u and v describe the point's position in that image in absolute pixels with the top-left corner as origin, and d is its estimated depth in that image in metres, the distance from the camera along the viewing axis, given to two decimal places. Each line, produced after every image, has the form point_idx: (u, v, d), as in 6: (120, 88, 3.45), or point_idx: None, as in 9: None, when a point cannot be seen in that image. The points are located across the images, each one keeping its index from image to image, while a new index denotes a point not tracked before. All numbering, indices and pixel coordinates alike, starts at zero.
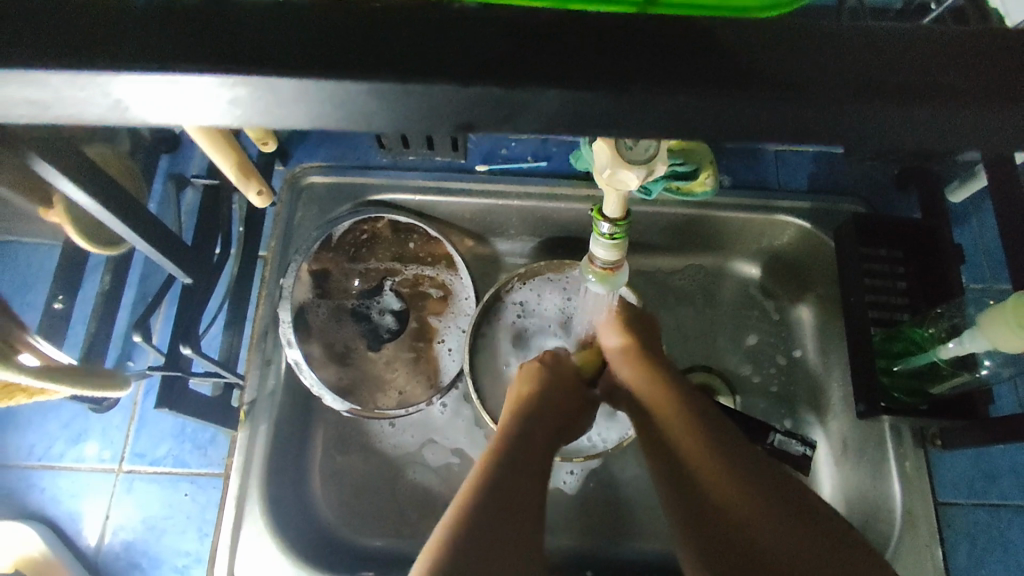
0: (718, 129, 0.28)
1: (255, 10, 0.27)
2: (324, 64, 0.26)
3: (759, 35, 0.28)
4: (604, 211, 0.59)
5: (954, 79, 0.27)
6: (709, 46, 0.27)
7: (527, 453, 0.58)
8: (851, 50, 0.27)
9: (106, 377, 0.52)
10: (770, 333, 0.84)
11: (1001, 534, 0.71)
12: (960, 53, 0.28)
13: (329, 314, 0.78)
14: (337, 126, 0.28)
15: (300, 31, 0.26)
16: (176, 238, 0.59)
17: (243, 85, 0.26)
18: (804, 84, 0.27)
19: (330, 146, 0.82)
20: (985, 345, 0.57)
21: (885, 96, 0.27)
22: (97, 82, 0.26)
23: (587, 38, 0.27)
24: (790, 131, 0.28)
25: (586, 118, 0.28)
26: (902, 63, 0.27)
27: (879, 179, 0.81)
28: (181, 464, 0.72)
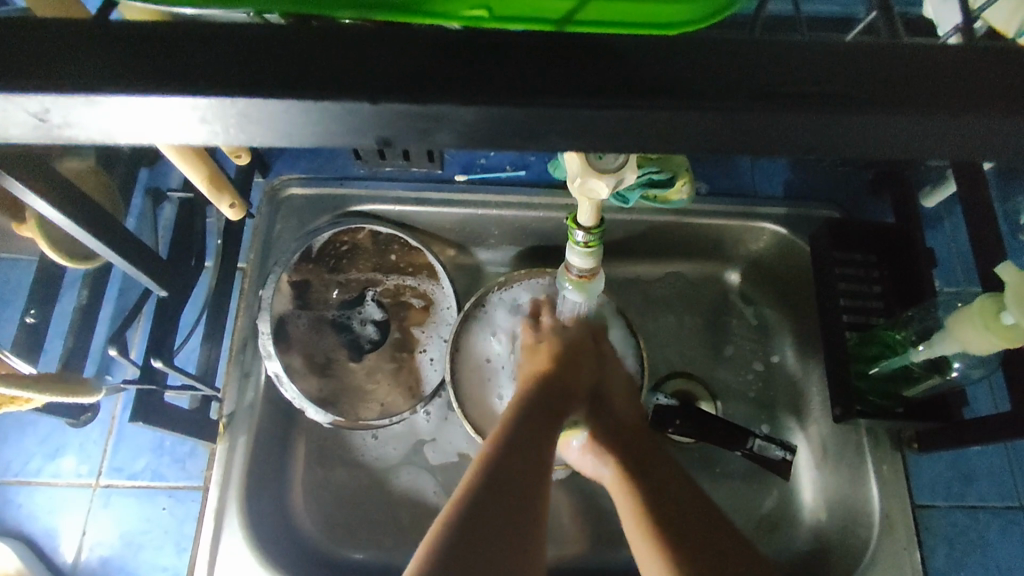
0: (666, 136, 0.28)
1: (207, 26, 0.27)
2: (270, 81, 0.26)
3: (709, 46, 0.28)
4: (578, 220, 0.59)
5: (900, 86, 0.27)
6: (655, 56, 0.28)
7: (525, 454, 0.58)
8: (798, 59, 0.28)
9: (76, 391, 0.51)
10: (750, 338, 0.85)
11: (979, 536, 0.71)
12: (902, 60, 0.28)
13: (309, 325, 0.78)
14: (286, 141, 0.29)
15: (248, 45, 0.27)
16: (151, 251, 0.59)
17: (197, 105, 0.26)
18: (745, 91, 0.27)
19: (310, 157, 0.83)
20: (954, 347, 0.57)
21: (830, 104, 0.27)
22: (31, 101, 0.26)
23: (534, 49, 0.28)
24: (742, 138, 0.28)
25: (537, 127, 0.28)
26: (848, 70, 0.28)
27: (854, 185, 0.82)
28: (159, 477, 0.71)
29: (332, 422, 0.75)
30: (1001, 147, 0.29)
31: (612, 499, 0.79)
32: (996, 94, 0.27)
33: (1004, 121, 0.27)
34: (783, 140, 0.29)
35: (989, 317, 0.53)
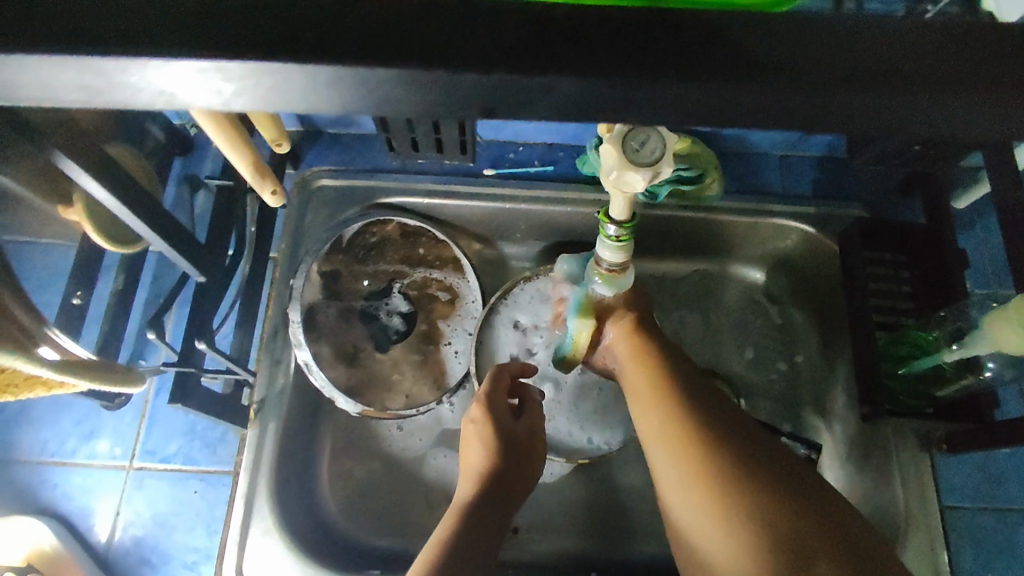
0: (719, 120, 0.29)
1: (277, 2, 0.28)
2: (320, 51, 0.27)
3: (771, 33, 0.28)
4: (610, 215, 0.60)
5: (957, 82, 0.28)
6: (712, 39, 0.28)
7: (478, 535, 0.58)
8: (861, 48, 0.28)
9: (122, 372, 0.53)
10: (775, 337, 0.85)
11: (1006, 537, 0.71)
12: (960, 45, 0.28)
13: (338, 315, 0.79)
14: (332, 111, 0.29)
15: (315, 22, 0.27)
16: (192, 237, 0.60)
17: (243, 70, 0.27)
18: (801, 69, 0.27)
19: (341, 149, 0.84)
20: (989, 347, 0.57)
21: (887, 83, 0.27)
22: (102, 65, 0.27)
23: (591, 29, 0.28)
24: (801, 121, 0.28)
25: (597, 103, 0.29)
26: (905, 64, 0.28)
27: (885, 184, 0.81)
28: (190, 461, 0.72)
29: (360, 413, 0.76)
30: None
31: (634, 494, 0.79)
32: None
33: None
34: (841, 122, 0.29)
35: None
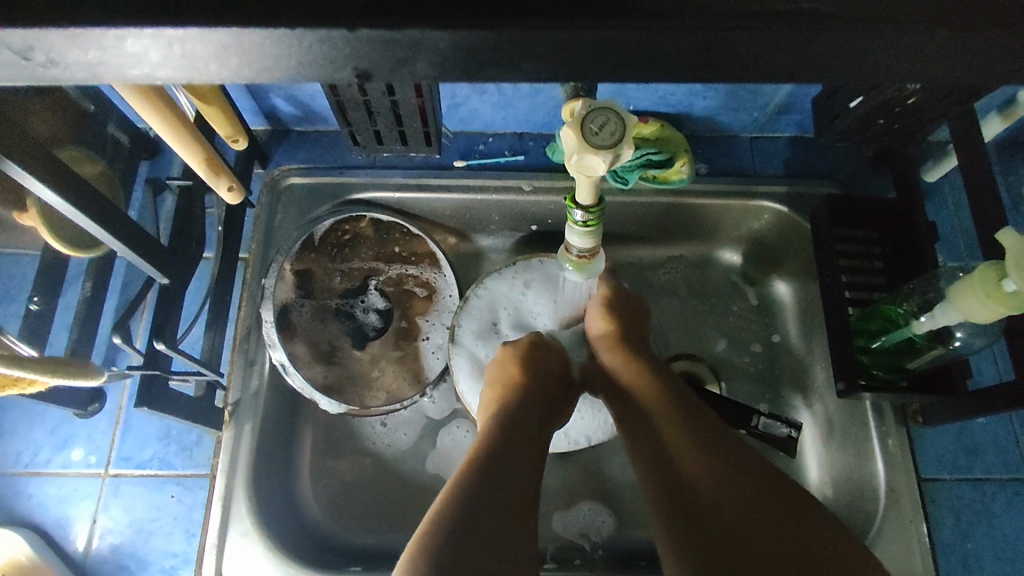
0: (641, 58, 0.32)
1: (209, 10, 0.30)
2: (231, 17, 0.29)
3: (677, 11, 0.31)
4: (577, 200, 0.60)
5: (847, 21, 0.31)
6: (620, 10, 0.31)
7: (512, 448, 0.59)
8: (751, 12, 0.31)
9: (82, 369, 0.53)
10: (752, 319, 0.85)
11: (985, 508, 0.71)
12: (848, 16, 0.31)
13: (313, 313, 0.78)
14: (254, 73, 0.32)
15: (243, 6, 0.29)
16: (151, 238, 0.60)
17: (146, 35, 0.29)
18: (701, 26, 0.31)
19: (309, 148, 0.83)
20: (956, 317, 0.57)
21: (786, 19, 0.31)
22: (15, 37, 0.29)
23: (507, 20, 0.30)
24: (713, 65, 0.32)
25: (518, 60, 0.32)
26: (798, 8, 0.31)
27: (855, 160, 0.81)
28: (167, 466, 0.72)
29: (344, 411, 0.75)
30: (933, 60, 0.32)
31: (617, 482, 0.79)
32: (932, 18, 0.31)
33: (937, 31, 0.31)
34: (753, 60, 0.32)
35: (990, 285, 0.53)
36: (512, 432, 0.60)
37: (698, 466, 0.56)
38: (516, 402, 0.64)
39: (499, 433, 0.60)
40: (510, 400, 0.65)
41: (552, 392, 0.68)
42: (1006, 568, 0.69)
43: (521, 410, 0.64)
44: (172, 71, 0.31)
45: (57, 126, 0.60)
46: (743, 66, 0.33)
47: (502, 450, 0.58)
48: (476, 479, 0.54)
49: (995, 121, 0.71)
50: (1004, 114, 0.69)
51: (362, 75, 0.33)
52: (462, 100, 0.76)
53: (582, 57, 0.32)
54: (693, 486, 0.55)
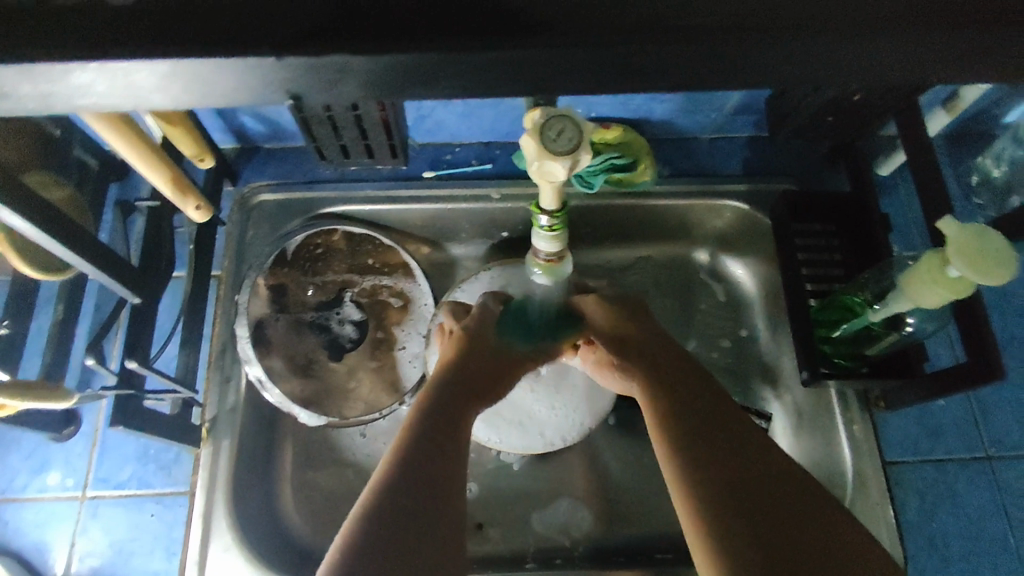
0: (581, 71, 0.34)
1: (167, 40, 0.31)
2: (166, 47, 0.31)
3: (611, 27, 0.33)
4: (542, 205, 0.62)
5: (769, 29, 0.33)
6: (554, 31, 0.33)
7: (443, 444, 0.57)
8: (676, 25, 0.33)
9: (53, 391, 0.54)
10: (721, 315, 0.86)
11: (948, 487, 0.73)
12: (766, 28, 0.33)
13: (288, 327, 0.79)
14: (198, 99, 0.34)
15: (192, 36, 0.32)
16: (120, 259, 0.60)
17: (90, 70, 0.31)
18: (626, 41, 0.33)
19: (277, 164, 0.84)
20: (908, 304, 0.59)
21: (709, 32, 0.33)
22: None
23: (448, 42, 0.32)
24: (645, 72, 0.35)
25: (464, 75, 0.34)
26: (720, 21, 0.33)
27: (812, 156, 0.84)
28: (145, 485, 0.72)
29: (326, 424, 0.77)
30: (852, 63, 0.35)
31: (596, 480, 0.80)
32: (845, 29, 0.33)
33: (849, 39, 0.33)
34: (684, 67, 0.34)
35: (935, 270, 0.55)
36: (444, 424, 0.59)
37: (707, 457, 0.55)
38: (450, 391, 0.63)
39: (429, 427, 0.58)
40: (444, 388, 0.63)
41: (493, 378, 0.66)
42: (970, 545, 0.71)
43: (452, 400, 0.62)
44: (117, 100, 0.33)
45: (22, 152, 0.61)
46: (677, 76, 0.35)
47: (432, 447, 0.56)
48: (402, 483, 0.53)
49: (939, 114, 0.74)
50: (946, 109, 0.72)
51: (316, 95, 0.35)
52: (428, 112, 0.77)
53: (524, 73, 0.34)
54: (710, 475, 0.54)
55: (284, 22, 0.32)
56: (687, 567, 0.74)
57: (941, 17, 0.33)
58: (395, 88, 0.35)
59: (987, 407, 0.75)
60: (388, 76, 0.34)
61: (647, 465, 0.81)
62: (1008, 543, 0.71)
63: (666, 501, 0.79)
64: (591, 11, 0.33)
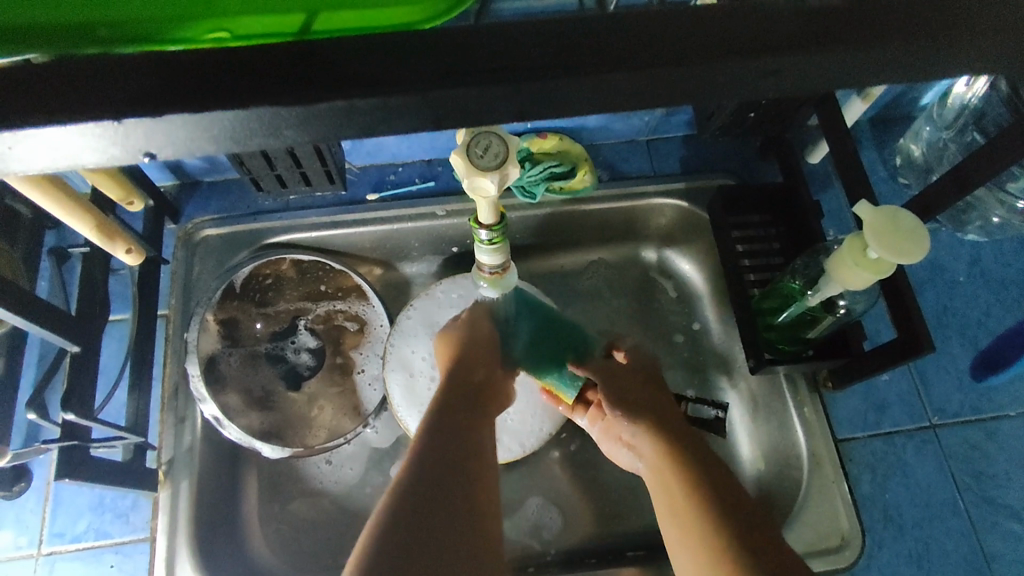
0: (478, 111, 0.34)
1: (44, 105, 0.31)
2: (32, 111, 0.31)
3: (504, 56, 0.33)
4: (480, 220, 0.63)
5: (658, 60, 0.34)
6: (445, 67, 0.33)
7: (460, 454, 0.57)
8: (568, 51, 0.34)
9: None
10: (675, 311, 0.87)
11: (897, 458, 0.76)
12: (655, 56, 0.34)
13: (241, 361, 0.78)
14: (58, 166, 0.33)
15: (57, 102, 0.31)
16: (54, 309, 0.60)
17: None
18: (516, 70, 0.33)
19: (220, 197, 0.84)
20: (837, 288, 0.62)
21: (599, 54, 0.34)
22: None
23: (346, 75, 0.33)
24: (540, 101, 0.34)
25: (359, 113, 0.33)
26: (610, 42, 0.34)
27: (744, 151, 0.87)
28: (103, 535, 0.71)
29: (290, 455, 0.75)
30: (749, 79, 0.35)
31: (564, 483, 0.81)
32: (729, 46, 0.34)
33: (737, 57, 0.34)
34: (583, 102, 0.35)
35: (858, 254, 0.58)
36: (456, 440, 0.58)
37: (714, 482, 0.57)
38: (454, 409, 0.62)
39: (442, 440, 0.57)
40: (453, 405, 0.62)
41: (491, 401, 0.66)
42: (923, 512, 0.74)
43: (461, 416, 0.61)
44: None
45: None
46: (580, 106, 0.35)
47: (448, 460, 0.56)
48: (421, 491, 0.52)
49: (856, 102, 0.77)
50: (862, 97, 0.76)
51: None
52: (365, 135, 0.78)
53: (415, 112, 0.34)
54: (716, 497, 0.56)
55: (152, 74, 0.32)
56: (657, 563, 0.75)
57: (824, 29, 0.34)
58: (279, 126, 0.33)
59: (927, 377, 0.78)
60: (263, 134, 0.33)
61: (612, 465, 0.82)
62: (957, 507, 0.74)
63: (632, 499, 0.80)
64: (481, 50, 0.33)
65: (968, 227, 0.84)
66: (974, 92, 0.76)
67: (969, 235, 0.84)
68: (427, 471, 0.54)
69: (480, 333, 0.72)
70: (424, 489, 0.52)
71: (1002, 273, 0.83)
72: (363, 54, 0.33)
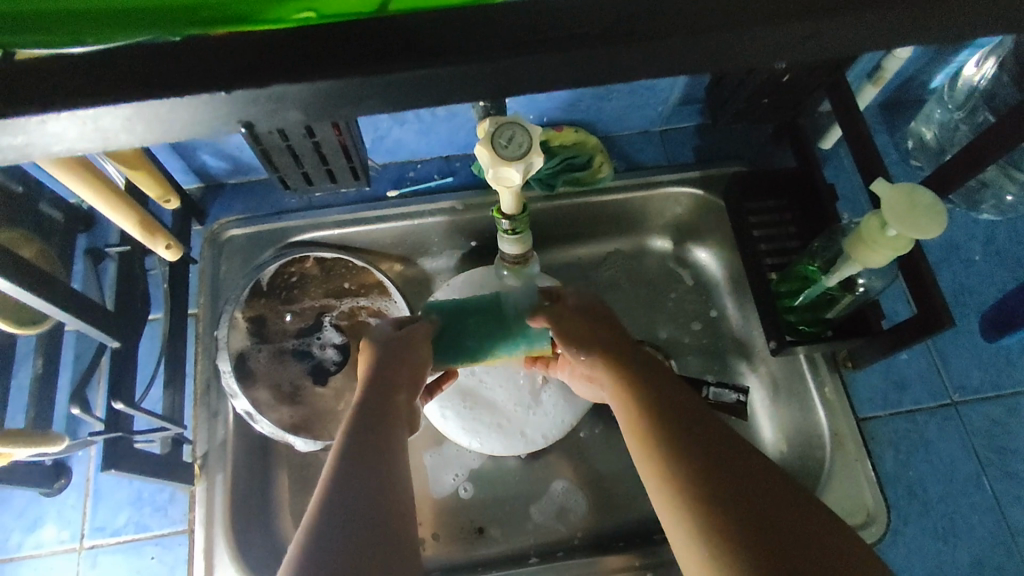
0: (519, 79, 0.38)
1: (150, 84, 0.35)
2: (145, 86, 0.35)
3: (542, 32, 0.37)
4: (503, 210, 0.65)
5: (684, 28, 0.37)
6: (490, 32, 0.37)
7: (385, 445, 0.50)
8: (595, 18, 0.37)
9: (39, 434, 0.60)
10: (693, 298, 0.89)
11: (919, 435, 0.76)
12: (677, 24, 0.37)
13: (271, 356, 0.80)
14: (168, 138, 0.37)
15: (161, 80, 0.35)
16: (95, 304, 0.61)
17: (66, 117, 0.34)
18: (553, 36, 0.37)
19: (245, 198, 0.86)
20: (857, 266, 0.63)
21: (628, 31, 0.37)
22: None
23: (403, 49, 0.36)
24: (575, 67, 0.38)
25: (423, 83, 0.37)
26: (635, 17, 0.37)
27: (757, 138, 0.88)
28: (142, 528, 0.73)
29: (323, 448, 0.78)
30: (765, 45, 0.38)
31: (589, 470, 0.82)
32: (744, 20, 0.37)
33: (754, 25, 0.37)
34: (610, 70, 0.39)
35: (876, 232, 0.59)
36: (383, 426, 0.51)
37: (681, 431, 0.50)
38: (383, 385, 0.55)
39: (367, 428, 0.51)
40: (383, 383, 0.55)
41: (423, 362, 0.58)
42: (947, 489, 0.75)
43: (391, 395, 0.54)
44: (93, 145, 0.36)
45: None
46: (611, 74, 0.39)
47: (372, 452, 0.49)
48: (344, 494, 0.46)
49: (867, 88, 0.79)
50: (873, 81, 0.77)
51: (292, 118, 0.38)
52: (385, 132, 0.80)
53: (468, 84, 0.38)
54: (685, 448, 0.48)
55: (240, 56, 0.36)
56: None
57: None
58: (350, 99, 0.37)
59: (946, 355, 0.79)
60: (343, 101, 0.37)
61: None
62: (980, 482, 0.75)
63: None
64: (519, 29, 0.37)
65: (982, 206, 0.85)
66: (982, 74, 0.79)
67: (983, 215, 0.85)
68: (348, 493, 0.46)
69: (396, 345, 0.58)
70: (350, 490, 0.46)
71: (1019, 251, 0.83)
72: (414, 30, 0.37)
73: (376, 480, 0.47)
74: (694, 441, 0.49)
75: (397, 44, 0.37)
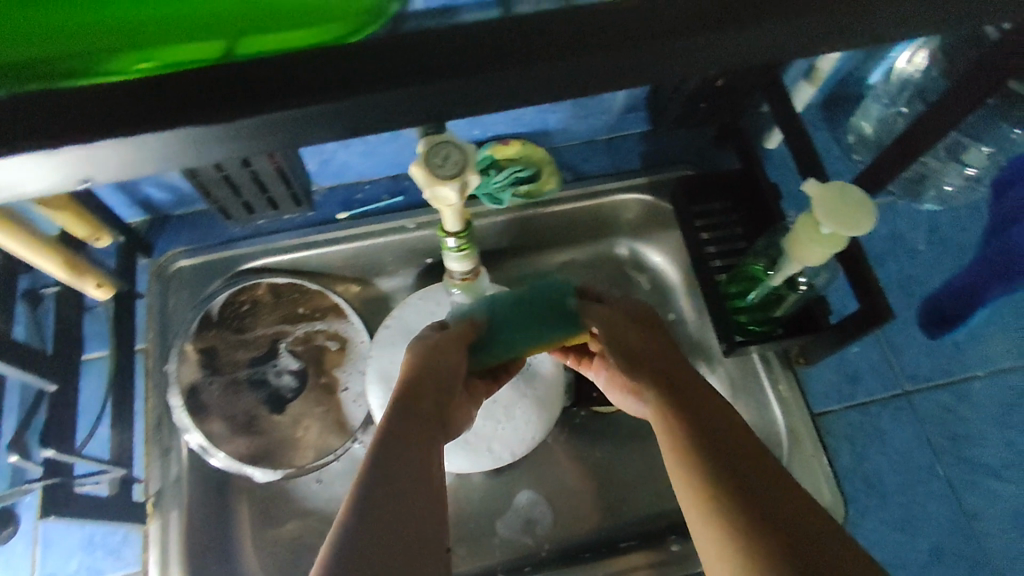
0: (431, 106, 0.38)
1: (34, 137, 0.35)
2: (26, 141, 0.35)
3: (447, 59, 0.37)
4: (446, 228, 0.65)
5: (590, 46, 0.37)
6: (396, 60, 0.37)
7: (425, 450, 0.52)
8: (501, 42, 0.38)
9: None
10: (649, 302, 0.89)
11: (873, 427, 0.78)
12: (581, 44, 0.37)
13: (223, 388, 0.78)
14: (60, 186, 0.37)
15: (48, 130, 0.35)
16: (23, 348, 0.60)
17: None
18: (459, 65, 0.37)
19: (190, 230, 0.84)
20: (797, 265, 0.64)
21: (532, 55, 0.37)
22: None
23: (306, 82, 0.37)
24: (486, 92, 0.38)
25: (334, 116, 0.37)
26: (539, 39, 0.38)
27: (701, 142, 0.89)
28: (95, 572, 0.71)
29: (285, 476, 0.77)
30: (674, 57, 0.38)
31: (555, 481, 0.82)
32: (649, 35, 0.37)
33: (659, 40, 0.37)
34: (522, 90, 0.39)
35: (812, 230, 0.59)
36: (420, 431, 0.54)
37: (714, 450, 0.53)
38: (420, 390, 0.57)
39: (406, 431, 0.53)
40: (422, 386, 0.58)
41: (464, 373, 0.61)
42: (902, 479, 0.76)
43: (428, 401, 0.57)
44: None
45: None
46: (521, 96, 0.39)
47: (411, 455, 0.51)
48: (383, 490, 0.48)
49: (804, 87, 0.80)
50: (808, 80, 0.79)
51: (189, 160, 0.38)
52: (330, 155, 0.80)
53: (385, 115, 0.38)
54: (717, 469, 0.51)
55: (129, 105, 0.36)
56: (649, 550, 0.76)
57: (737, 11, 0.38)
58: (255, 137, 0.38)
59: (896, 345, 0.81)
60: (241, 141, 0.37)
61: (599, 459, 0.83)
62: (934, 468, 0.76)
63: (620, 490, 0.81)
64: (424, 57, 0.37)
65: (923, 197, 0.87)
66: (915, 66, 0.82)
67: (925, 205, 0.87)
68: (382, 493, 0.48)
69: (438, 351, 0.61)
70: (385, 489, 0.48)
71: (962, 239, 0.85)
72: (316, 64, 0.37)
73: (415, 481, 0.49)
74: (725, 459, 0.52)
75: (299, 78, 0.37)
